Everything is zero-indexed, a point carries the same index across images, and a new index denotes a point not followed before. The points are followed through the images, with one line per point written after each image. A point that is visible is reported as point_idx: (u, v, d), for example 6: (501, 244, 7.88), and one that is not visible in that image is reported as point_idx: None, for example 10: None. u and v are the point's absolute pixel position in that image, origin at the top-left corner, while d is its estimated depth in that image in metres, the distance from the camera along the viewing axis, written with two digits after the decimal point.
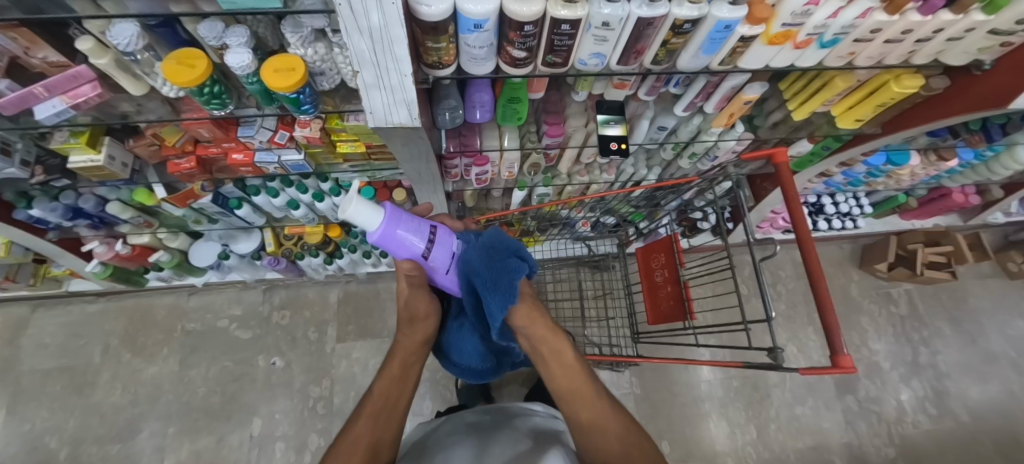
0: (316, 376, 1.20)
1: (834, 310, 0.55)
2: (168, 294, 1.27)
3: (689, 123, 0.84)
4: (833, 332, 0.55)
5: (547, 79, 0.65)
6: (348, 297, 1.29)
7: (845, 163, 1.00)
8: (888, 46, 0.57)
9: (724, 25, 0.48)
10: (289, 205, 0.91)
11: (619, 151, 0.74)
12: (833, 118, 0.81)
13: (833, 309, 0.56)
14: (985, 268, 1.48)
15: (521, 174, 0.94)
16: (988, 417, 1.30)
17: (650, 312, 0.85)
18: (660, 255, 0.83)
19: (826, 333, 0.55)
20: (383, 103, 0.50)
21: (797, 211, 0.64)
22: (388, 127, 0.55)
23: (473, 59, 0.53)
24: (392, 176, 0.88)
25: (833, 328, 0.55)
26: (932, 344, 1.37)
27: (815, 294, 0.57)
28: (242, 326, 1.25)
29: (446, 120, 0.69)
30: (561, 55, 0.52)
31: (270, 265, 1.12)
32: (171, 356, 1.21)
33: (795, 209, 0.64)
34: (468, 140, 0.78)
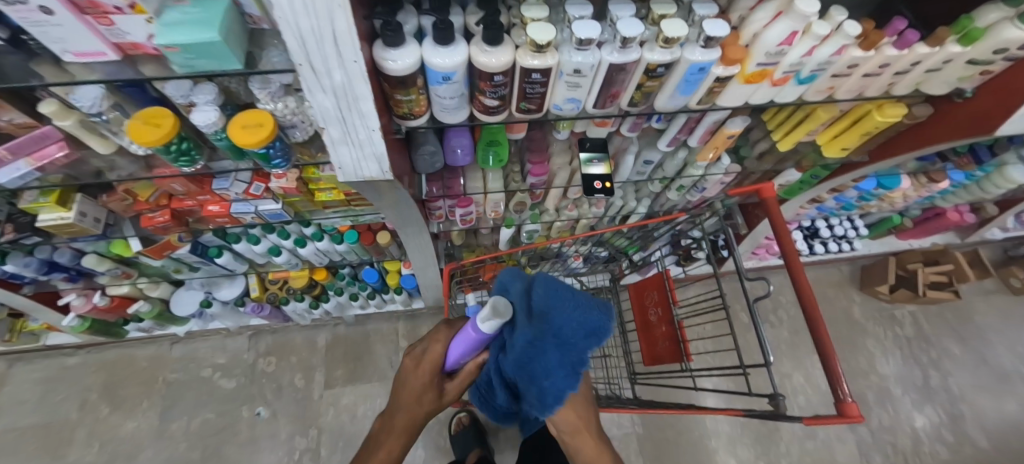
0: (303, 426, 1.12)
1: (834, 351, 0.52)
2: (150, 344, 1.20)
3: (675, 158, 0.83)
4: (834, 375, 0.51)
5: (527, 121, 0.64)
6: (336, 340, 1.24)
7: (836, 188, 0.98)
8: (867, 79, 0.56)
9: (698, 67, 0.48)
10: (270, 251, 0.89)
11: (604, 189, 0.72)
12: (819, 147, 0.81)
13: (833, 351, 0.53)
14: (990, 285, 1.44)
15: (507, 213, 0.93)
16: (1012, 444, 1.22)
17: (645, 352, 0.81)
18: (653, 292, 0.80)
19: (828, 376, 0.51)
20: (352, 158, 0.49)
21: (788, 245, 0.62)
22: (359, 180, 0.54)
23: (445, 110, 0.51)
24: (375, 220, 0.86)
25: (835, 371, 0.51)
26: (943, 367, 1.31)
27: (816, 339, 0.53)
28: (227, 375, 1.18)
29: (426, 160, 0.67)
30: (535, 101, 0.51)
31: (254, 312, 1.09)
32: (152, 409, 1.13)
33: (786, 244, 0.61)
34: (451, 182, 0.77)
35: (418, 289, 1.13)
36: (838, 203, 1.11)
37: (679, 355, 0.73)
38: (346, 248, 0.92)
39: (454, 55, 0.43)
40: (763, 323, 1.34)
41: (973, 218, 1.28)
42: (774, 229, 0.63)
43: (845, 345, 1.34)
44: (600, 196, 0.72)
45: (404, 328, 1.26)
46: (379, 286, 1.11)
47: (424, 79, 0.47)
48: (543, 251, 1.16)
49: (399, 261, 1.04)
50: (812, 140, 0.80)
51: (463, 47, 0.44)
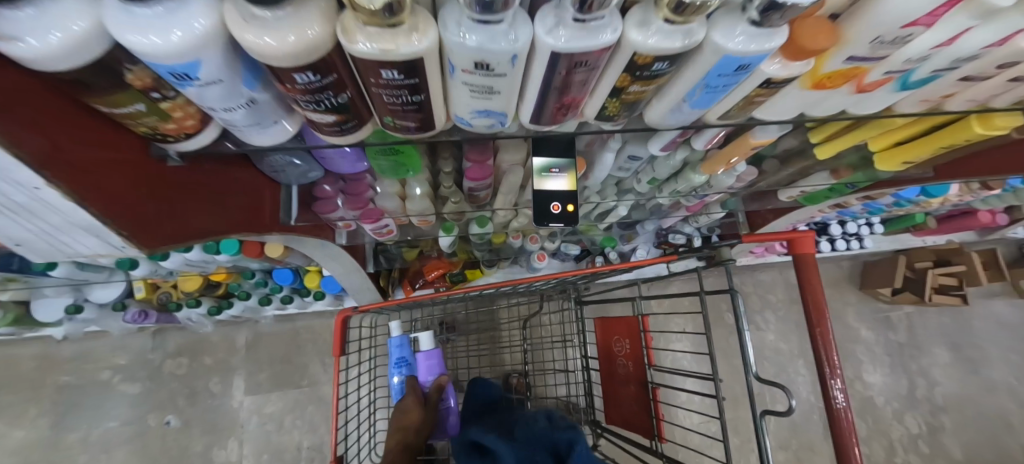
0: (219, 438, 1.02)
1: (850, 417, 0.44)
2: (30, 342, 1.01)
3: (669, 159, 0.60)
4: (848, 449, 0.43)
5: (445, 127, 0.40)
6: (258, 339, 1.06)
7: (869, 196, 0.77)
8: (1009, 86, 0.33)
9: (736, 65, 0.23)
10: (120, 264, 0.66)
11: (564, 216, 0.50)
12: (868, 155, 0.58)
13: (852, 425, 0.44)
14: (996, 287, 1.33)
15: (443, 220, 0.71)
16: (984, 456, 1.23)
17: (609, 408, 0.65)
18: (625, 341, 0.61)
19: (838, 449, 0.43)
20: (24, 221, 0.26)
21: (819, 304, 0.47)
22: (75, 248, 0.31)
23: (239, 130, 0.26)
24: None
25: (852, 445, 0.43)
26: (931, 375, 1.26)
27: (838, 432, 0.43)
28: (128, 379, 1.03)
29: (289, 173, 0.45)
30: (412, 116, 0.26)
31: (136, 319, 0.90)
32: (42, 417, 0.99)
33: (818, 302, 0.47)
34: (353, 187, 0.53)
35: (347, 292, 0.93)
36: (864, 208, 0.90)
37: (649, 432, 0.57)
38: (229, 258, 0.69)
39: (185, 25, 0.18)
40: (749, 324, 1.22)
41: (1003, 219, 1.11)
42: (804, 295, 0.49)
43: None
44: (556, 226, 0.50)
45: None
46: (298, 287, 0.91)
47: (155, 72, 0.22)
48: (502, 248, 0.94)
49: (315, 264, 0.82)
50: (862, 146, 0.57)
51: (206, 6, 0.19)
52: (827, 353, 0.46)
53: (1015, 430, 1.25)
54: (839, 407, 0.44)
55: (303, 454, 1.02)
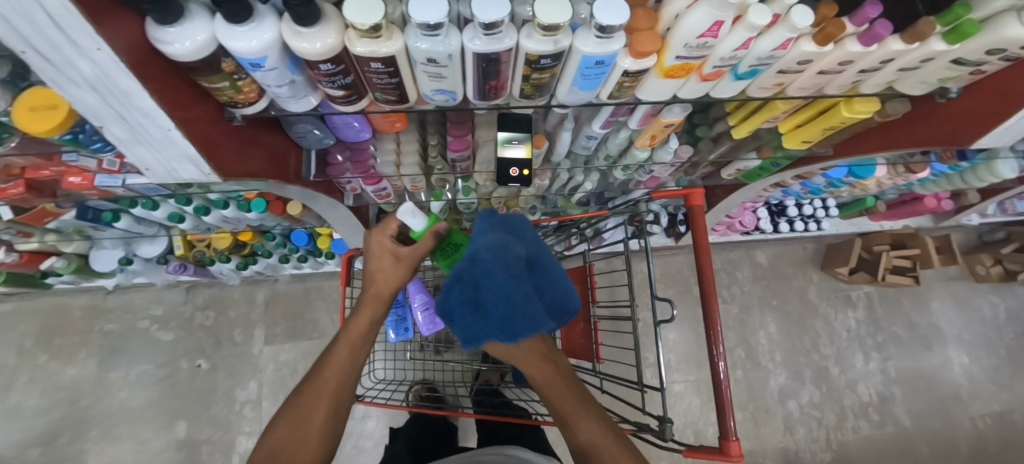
0: (242, 379, 1.17)
1: (729, 394, 0.50)
2: (83, 294, 1.18)
3: (617, 136, 0.73)
4: (725, 419, 0.49)
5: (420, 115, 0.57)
6: (276, 297, 1.22)
7: (803, 175, 0.89)
8: (824, 76, 0.46)
9: (594, 61, 0.37)
10: (172, 217, 0.83)
11: (520, 177, 0.64)
12: (780, 136, 0.71)
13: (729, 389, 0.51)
14: (952, 271, 1.42)
15: (432, 188, 0.85)
16: (931, 425, 1.32)
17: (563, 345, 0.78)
18: (576, 286, 0.74)
19: (718, 416, 0.50)
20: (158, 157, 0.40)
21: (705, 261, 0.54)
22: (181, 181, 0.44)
23: (282, 99, 0.41)
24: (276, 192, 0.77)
25: (727, 414, 0.49)
26: (885, 349, 1.36)
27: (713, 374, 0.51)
28: (163, 327, 1.19)
29: (310, 139, 0.59)
30: (393, 93, 0.40)
31: (177, 271, 1.05)
32: (90, 358, 1.16)
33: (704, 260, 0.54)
34: (358, 154, 0.68)
35: None
36: (805, 189, 1.03)
37: (590, 357, 0.70)
38: (257, 216, 0.85)
39: (260, 35, 0.32)
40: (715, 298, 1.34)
41: (949, 204, 1.21)
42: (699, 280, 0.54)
43: (791, 324, 1.35)
44: (515, 186, 0.64)
45: None
46: (311, 249, 1.07)
47: (236, 61, 0.36)
48: None
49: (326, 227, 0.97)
50: (772, 128, 0.69)
51: (271, 24, 0.33)
52: (712, 319, 0.52)
53: (963, 402, 1.35)
54: (720, 370, 0.51)
55: None
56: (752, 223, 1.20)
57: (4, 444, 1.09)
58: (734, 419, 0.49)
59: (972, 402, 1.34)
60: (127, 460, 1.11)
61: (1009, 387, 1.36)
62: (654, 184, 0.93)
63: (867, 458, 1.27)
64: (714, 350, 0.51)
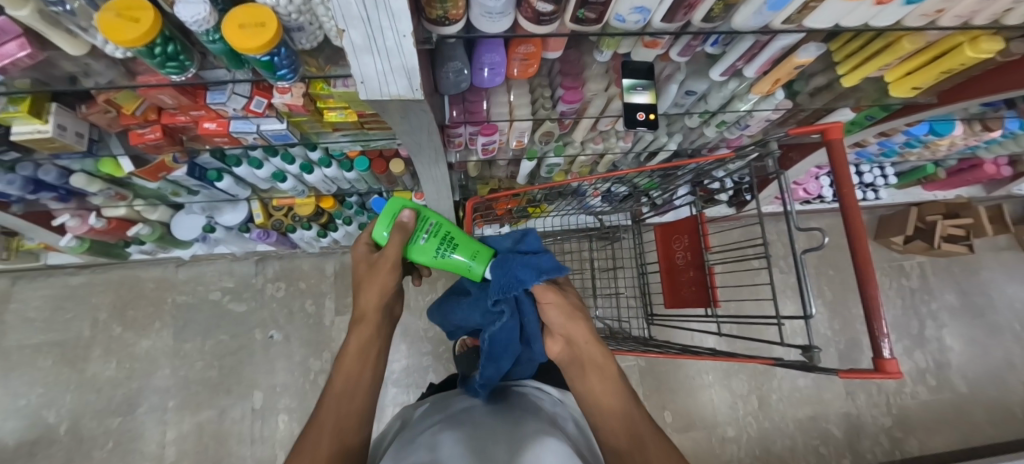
0: (315, 350, 1.18)
1: (884, 319, 0.51)
2: (155, 266, 1.19)
3: (722, 89, 0.75)
4: (879, 341, 0.51)
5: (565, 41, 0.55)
6: (345, 269, 1.24)
7: (885, 133, 0.91)
8: (984, 2, 0.47)
9: None
10: (274, 176, 0.84)
11: (647, 121, 0.66)
12: (885, 86, 0.73)
13: (881, 311, 0.52)
14: (1001, 241, 1.45)
15: (530, 144, 0.86)
16: (987, 390, 1.34)
17: (668, 295, 0.80)
18: (684, 236, 0.76)
19: (872, 337, 0.51)
20: (377, 70, 0.41)
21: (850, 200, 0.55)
22: (384, 99, 0.46)
23: (487, 15, 0.42)
24: (388, 146, 0.78)
25: (882, 337, 0.51)
26: (939, 318, 1.39)
27: (865, 302, 0.52)
28: (235, 299, 1.20)
29: (448, 83, 0.60)
30: (595, 9, 0.42)
31: (260, 238, 1.07)
32: (164, 330, 1.17)
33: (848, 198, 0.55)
34: (474, 105, 0.69)
35: None
36: (879, 150, 1.04)
37: (706, 301, 0.71)
38: (356, 176, 0.87)
39: None
40: (773, 267, 1.36)
41: (1008, 172, 1.22)
42: (845, 215, 0.56)
43: (847, 293, 1.37)
44: (642, 129, 0.66)
45: None
46: None
47: None
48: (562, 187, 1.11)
49: (411, 191, 0.98)
50: (878, 77, 0.71)
51: None
52: (862, 248, 0.54)
53: (1017, 368, 1.37)
54: (873, 296, 0.52)
55: None
56: (816, 191, 1.22)
57: (82, 413, 1.10)
58: (889, 344, 0.51)
59: None
60: (204, 428, 1.11)
61: None
62: (737, 145, 0.96)
63: (927, 423, 1.29)
64: (868, 280, 0.52)
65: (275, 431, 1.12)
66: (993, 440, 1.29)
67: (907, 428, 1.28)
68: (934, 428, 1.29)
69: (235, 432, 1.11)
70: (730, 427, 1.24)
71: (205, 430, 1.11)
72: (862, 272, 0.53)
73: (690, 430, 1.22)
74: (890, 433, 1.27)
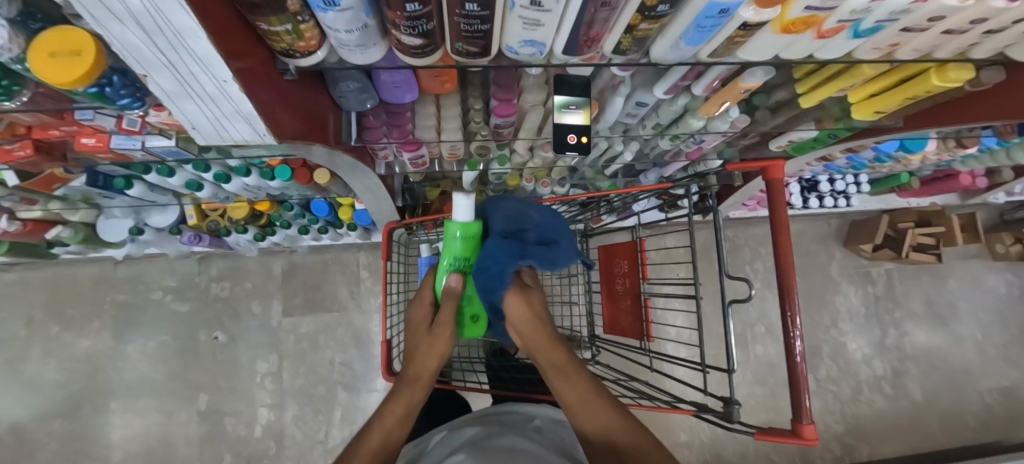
0: (262, 353, 1.17)
1: (806, 371, 0.48)
2: (92, 264, 1.14)
3: (673, 103, 0.67)
4: (799, 393, 0.48)
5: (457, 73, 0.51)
6: (294, 269, 1.20)
7: (852, 148, 0.85)
8: (944, 38, 0.41)
9: (718, 9, 0.31)
10: (188, 185, 0.77)
11: (578, 146, 0.59)
12: (849, 106, 0.66)
13: (804, 371, 0.49)
14: (972, 249, 1.42)
15: (469, 155, 0.80)
16: (940, 398, 1.36)
17: (607, 321, 0.76)
18: (624, 262, 0.71)
19: (793, 396, 0.48)
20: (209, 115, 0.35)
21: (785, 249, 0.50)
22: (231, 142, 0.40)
23: (347, 47, 0.35)
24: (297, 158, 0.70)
25: (803, 391, 0.48)
26: (902, 326, 1.39)
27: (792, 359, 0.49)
28: (178, 299, 1.17)
29: (350, 100, 0.54)
30: (477, 43, 0.35)
31: (191, 242, 1.02)
32: (106, 330, 1.14)
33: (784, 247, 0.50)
34: (397, 118, 0.63)
35: (376, 225, 1.05)
36: (849, 163, 0.99)
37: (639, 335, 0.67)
38: (280, 184, 0.80)
39: None
40: (738, 273, 1.33)
41: (984, 182, 1.17)
42: (778, 265, 0.51)
43: (812, 300, 1.36)
44: (572, 154, 0.60)
45: (366, 259, 1.22)
46: (332, 220, 1.02)
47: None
48: (515, 189, 1.03)
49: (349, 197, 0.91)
50: (841, 96, 0.65)
51: None
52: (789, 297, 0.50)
53: (972, 375, 1.38)
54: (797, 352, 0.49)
55: (336, 368, 1.19)
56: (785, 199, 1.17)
57: (24, 415, 1.08)
58: (809, 398, 0.48)
59: (980, 376, 1.38)
60: (149, 430, 1.12)
61: (1016, 362, 1.41)
62: (696, 156, 0.89)
63: (878, 430, 1.32)
64: (791, 331, 0.49)
65: (223, 433, 1.14)
66: (941, 447, 1.33)
67: (859, 435, 1.30)
68: (885, 435, 1.31)
69: (179, 435, 1.13)
70: (683, 433, 1.25)
71: (150, 432, 1.12)
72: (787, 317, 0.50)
73: None
74: (841, 439, 1.30)
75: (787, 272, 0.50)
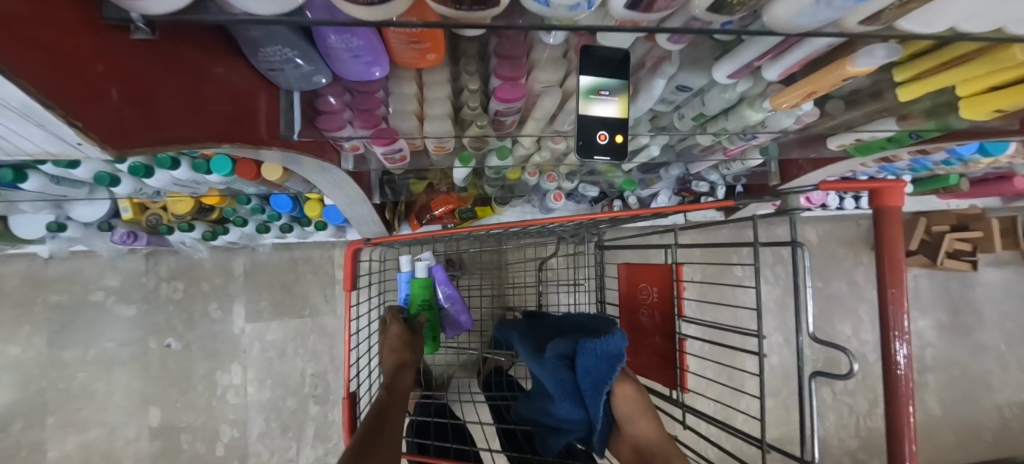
0: (223, 362, 1.05)
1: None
2: (13, 260, 0.96)
3: (727, 90, 0.52)
4: (901, 407, 0.39)
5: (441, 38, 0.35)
6: (257, 268, 1.05)
7: (923, 150, 0.71)
8: None
9: None
10: (99, 179, 0.60)
11: (609, 147, 0.44)
12: (953, 101, 0.51)
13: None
14: (1004, 255, 1.32)
15: (461, 148, 0.63)
16: (957, 411, 1.30)
17: (627, 356, 0.63)
18: (654, 290, 0.57)
19: None
20: None
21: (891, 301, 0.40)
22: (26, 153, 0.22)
23: None
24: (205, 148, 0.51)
25: (907, 401, 0.39)
26: (924, 336, 1.30)
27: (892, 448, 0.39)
28: (123, 300, 1.02)
29: (287, 74, 0.37)
30: None
31: (125, 241, 0.85)
32: (36, 336, 0.98)
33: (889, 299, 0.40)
34: (363, 101, 0.46)
35: (350, 223, 0.89)
36: (909, 165, 0.85)
37: (672, 383, 0.54)
38: (222, 179, 0.63)
39: None
40: (756, 278, 1.21)
41: None
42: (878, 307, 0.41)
43: (833, 307, 1.25)
44: (601, 159, 0.44)
45: (342, 258, 1.07)
46: (298, 216, 0.86)
47: None
48: (516, 185, 0.87)
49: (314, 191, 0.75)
50: (950, 88, 0.49)
51: None
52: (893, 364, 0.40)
53: (991, 388, 1.32)
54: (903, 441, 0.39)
55: (307, 379, 1.07)
56: (820, 200, 1.02)
57: None
58: (911, 422, 0.39)
59: (999, 389, 1.32)
60: (94, 447, 1.00)
61: None
62: (735, 153, 0.74)
63: None
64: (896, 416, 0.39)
65: (179, 451, 1.03)
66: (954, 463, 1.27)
67: (873, 451, 1.23)
68: None
69: (130, 452, 1.01)
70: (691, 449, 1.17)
71: (95, 449, 1.00)
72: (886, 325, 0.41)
73: None
74: (852, 455, 1.23)
75: (892, 317, 0.40)
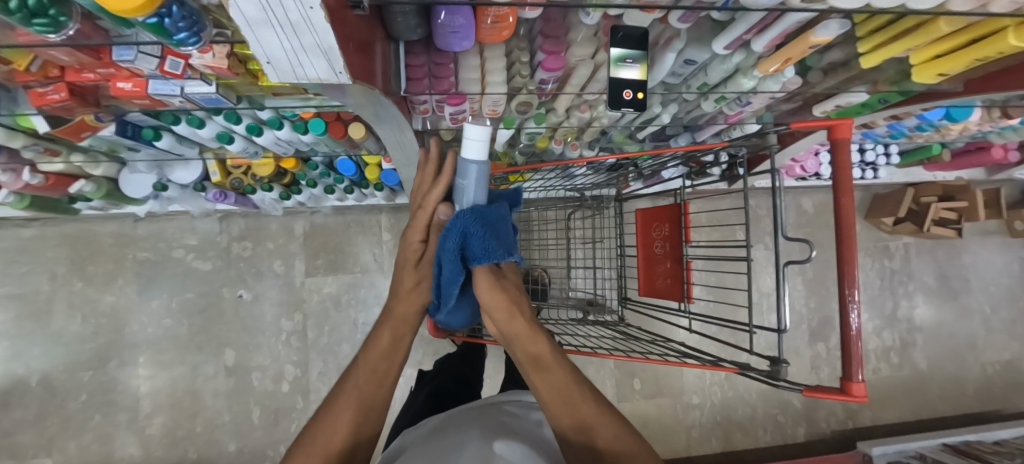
0: (288, 310, 1.20)
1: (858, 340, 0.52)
2: (110, 221, 1.13)
3: (725, 61, 0.65)
4: (848, 316, 0.53)
5: (513, 17, 0.47)
6: (314, 229, 1.20)
7: (896, 115, 0.83)
8: None
9: None
10: (219, 138, 0.75)
11: (633, 101, 0.58)
12: (908, 68, 0.64)
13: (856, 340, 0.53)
14: (990, 225, 1.44)
15: (507, 113, 0.76)
16: (945, 367, 1.41)
17: (643, 284, 0.77)
18: (665, 225, 0.71)
19: (843, 359, 0.52)
20: (287, 51, 0.33)
21: (849, 208, 0.53)
22: (301, 81, 0.39)
23: None
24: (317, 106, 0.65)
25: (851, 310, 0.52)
26: (913, 298, 1.41)
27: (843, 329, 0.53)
28: (200, 257, 1.18)
29: (401, 25, 0.50)
30: None
31: (216, 199, 1.00)
32: (129, 286, 1.15)
33: (848, 205, 0.53)
34: (442, 67, 0.60)
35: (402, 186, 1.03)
36: (889, 131, 0.98)
37: (680, 296, 0.68)
38: (313, 139, 0.78)
39: None
40: (757, 243, 1.34)
41: (1016, 157, 1.14)
42: (836, 219, 0.55)
43: (829, 271, 1.37)
44: (626, 111, 0.58)
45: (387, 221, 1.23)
46: (358, 179, 1.00)
47: None
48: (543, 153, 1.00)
49: (379, 156, 0.89)
50: (902, 58, 0.62)
51: None
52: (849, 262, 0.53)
53: (976, 348, 1.43)
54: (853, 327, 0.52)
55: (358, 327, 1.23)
56: (814, 169, 1.15)
57: (53, 367, 1.11)
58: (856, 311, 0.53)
59: (983, 348, 1.43)
60: (178, 382, 1.16)
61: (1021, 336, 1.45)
62: (735, 119, 0.86)
63: (881, 395, 1.38)
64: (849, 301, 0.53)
65: (251, 388, 1.19)
66: (939, 414, 1.39)
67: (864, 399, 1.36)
68: (888, 403, 1.38)
69: (210, 386, 1.17)
70: (695, 395, 1.30)
71: (179, 384, 1.16)
72: (844, 252, 0.54)
73: (657, 394, 1.29)
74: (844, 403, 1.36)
75: (846, 221, 0.54)
